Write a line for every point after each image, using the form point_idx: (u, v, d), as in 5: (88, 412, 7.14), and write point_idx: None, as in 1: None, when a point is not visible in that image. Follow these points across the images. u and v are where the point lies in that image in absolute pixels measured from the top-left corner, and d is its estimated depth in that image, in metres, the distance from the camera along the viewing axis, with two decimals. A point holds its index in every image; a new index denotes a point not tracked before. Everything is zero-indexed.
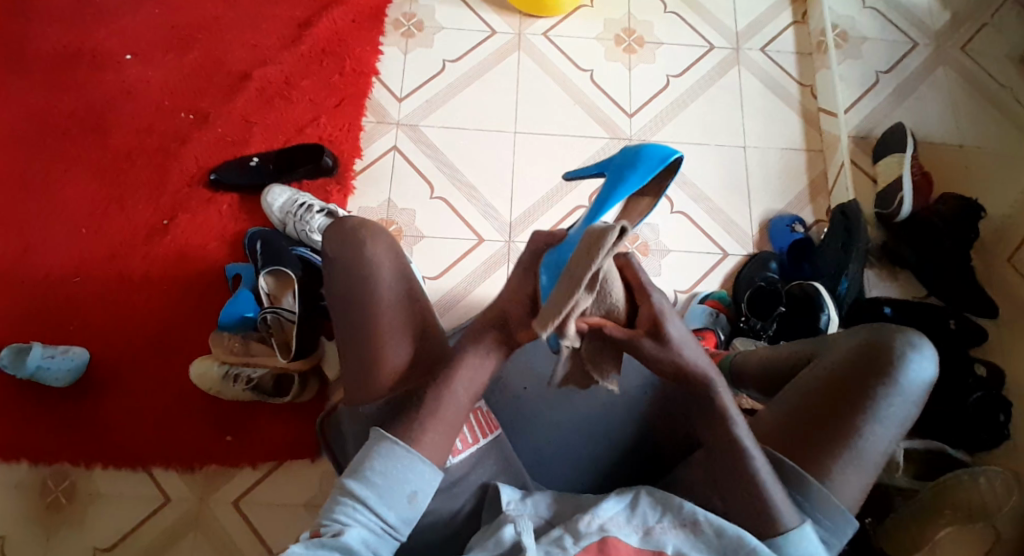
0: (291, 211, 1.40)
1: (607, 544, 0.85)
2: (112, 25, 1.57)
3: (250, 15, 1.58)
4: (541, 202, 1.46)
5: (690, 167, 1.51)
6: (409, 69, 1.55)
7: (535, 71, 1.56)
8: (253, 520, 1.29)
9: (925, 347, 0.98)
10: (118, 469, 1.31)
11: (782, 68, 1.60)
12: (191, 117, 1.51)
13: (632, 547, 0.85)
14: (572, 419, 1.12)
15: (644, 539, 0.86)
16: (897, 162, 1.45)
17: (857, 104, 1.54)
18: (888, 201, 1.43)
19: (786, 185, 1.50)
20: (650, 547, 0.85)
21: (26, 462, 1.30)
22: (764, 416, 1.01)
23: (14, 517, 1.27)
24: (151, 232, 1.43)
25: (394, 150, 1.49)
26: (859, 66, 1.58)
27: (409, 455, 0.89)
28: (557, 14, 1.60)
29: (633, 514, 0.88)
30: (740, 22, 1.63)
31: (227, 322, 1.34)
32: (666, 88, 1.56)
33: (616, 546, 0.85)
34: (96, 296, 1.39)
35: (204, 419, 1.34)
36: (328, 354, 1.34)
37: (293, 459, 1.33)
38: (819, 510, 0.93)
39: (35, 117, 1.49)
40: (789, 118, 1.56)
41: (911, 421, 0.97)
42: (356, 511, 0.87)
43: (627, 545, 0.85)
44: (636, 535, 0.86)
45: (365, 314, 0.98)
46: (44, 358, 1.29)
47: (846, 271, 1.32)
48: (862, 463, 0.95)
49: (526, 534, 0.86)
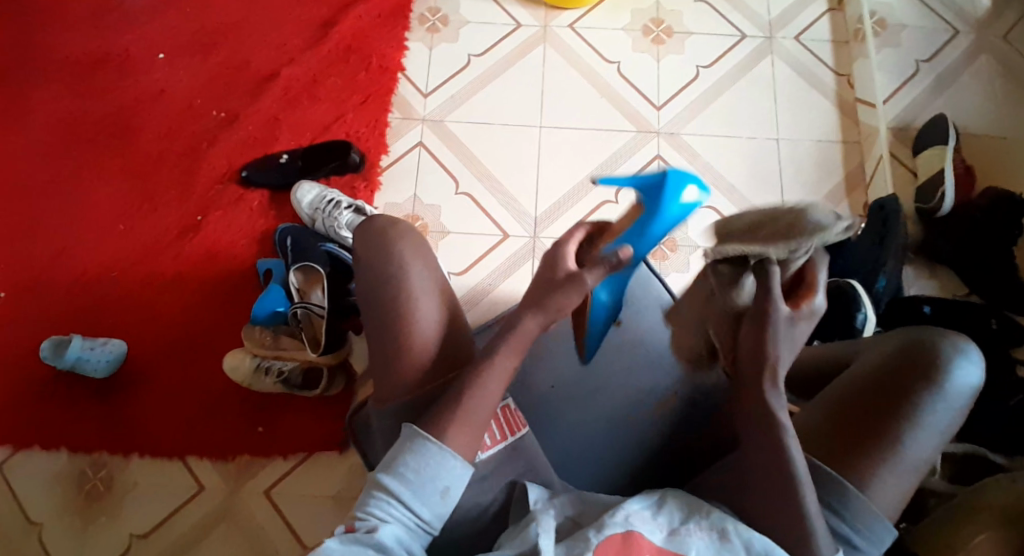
0: (320, 207, 1.41)
1: (631, 537, 0.83)
2: (145, 27, 1.60)
3: (279, 14, 1.59)
4: (566, 198, 1.44)
5: (722, 160, 1.47)
6: (434, 65, 1.55)
7: (559, 65, 1.54)
8: (284, 511, 1.32)
9: (971, 351, 0.96)
10: (153, 459, 1.35)
11: (816, 57, 1.55)
12: (222, 115, 1.53)
13: (654, 546, 0.83)
14: (596, 420, 1.12)
15: (669, 539, 0.85)
16: (938, 155, 1.39)
17: (897, 95, 1.48)
18: (928, 197, 1.38)
19: (820, 179, 1.46)
20: (672, 548, 0.83)
21: (66, 451, 1.35)
22: (800, 420, 0.99)
23: (55, 504, 1.33)
24: (185, 229, 1.46)
25: (419, 147, 1.49)
26: (897, 54, 1.52)
27: (441, 451, 0.87)
28: (583, 5, 1.58)
29: (657, 515, 0.87)
30: (772, 11, 1.58)
31: (260, 317, 1.38)
32: (694, 79, 1.53)
33: (639, 542, 0.83)
34: (132, 293, 1.43)
35: (237, 411, 1.37)
36: (357, 349, 1.38)
37: (321, 451, 1.35)
38: (858, 515, 0.90)
39: (73, 115, 1.53)
40: (823, 109, 1.51)
41: (956, 426, 0.94)
42: (390, 506, 0.86)
43: (649, 543, 0.83)
44: (660, 534, 0.85)
45: (384, 315, 0.97)
46: (83, 350, 1.34)
47: (883, 268, 1.29)
48: (903, 469, 0.92)
49: (543, 536, 0.85)
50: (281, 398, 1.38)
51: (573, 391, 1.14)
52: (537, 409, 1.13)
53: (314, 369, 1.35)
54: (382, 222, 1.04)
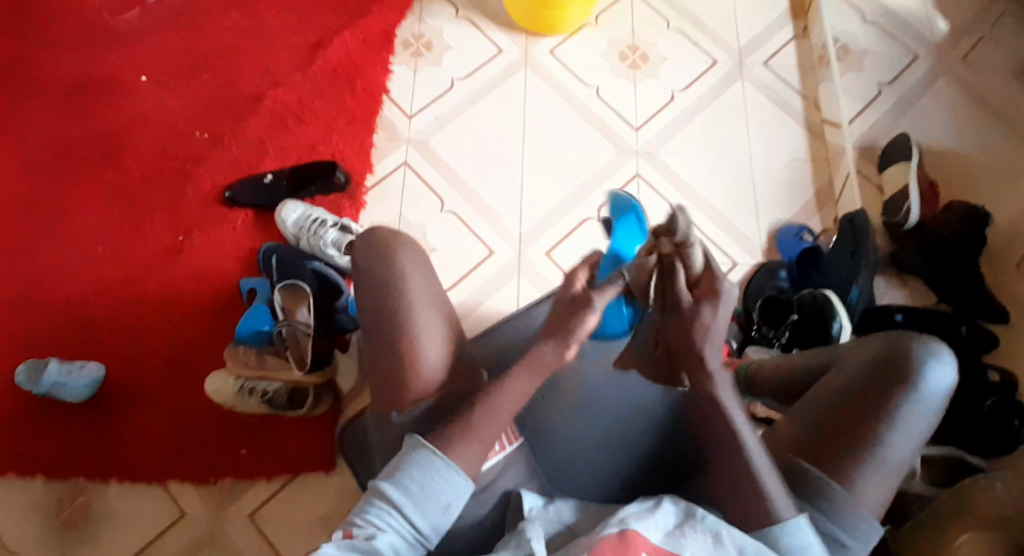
0: (306, 226, 1.42)
1: (627, 537, 0.83)
2: (127, 50, 1.61)
3: (264, 39, 1.62)
4: (549, 216, 1.48)
5: (699, 178, 1.52)
6: (419, 88, 1.58)
7: (541, 88, 1.58)
8: (269, 535, 1.30)
9: (944, 353, 0.98)
10: (132, 484, 1.31)
11: (785, 81, 1.62)
12: (207, 137, 1.54)
13: (652, 544, 0.84)
14: (591, 427, 1.11)
15: (666, 539, 0.85)
16: (902, 171, 1.45)
17: (862, 115, 1.56)
18: (895, 210, 1.43)
19: (793, 196, 1.52)
20: (670, 547, 0.84)
21: (41, 478, 1.31)
22: (782, 426, 1.02)
23: (27, 534, 1.28)
24: (166, 250, 1.45)
25: (404, 166, 1.51)
26: (862, 78, 1.60)
27: (445, 467, 0.89)
28: (562, 33, 1.63)
29: (654, 514, 0.88)
30: (742, 38, 1.66)
31: (244, 336, 1.36)
32: (670, 102, 1.58)
33: (636, 541, 0.83)
34: (112, 314, 1.41)
35: (221, 433, 1.35)
36: (342, 369, 1.36)
37: (307, 472, 1.34)
38: (848, 518, 0.93)
39: (53, 137, 1.52)
40: (793, 129, 1.58)
41: (932, 426, 0.97)
42: (390, 516, 0.87)
43: (647, 541, 0.84)
44: (658, 533, 0.86)
45: (387, 325, 0.97)
46: (62, 374, 1.31)
47: (857, 280, 1.32)
48: (884, 470, 0.95)
49: (535, 541, 0.86)
50: (266, 418, 1.36)
51: (576, 397, 1.12)
52: (535, 418, 1.11)
53: (299, 389, 1.34)
54: (382, 232, 1.03)
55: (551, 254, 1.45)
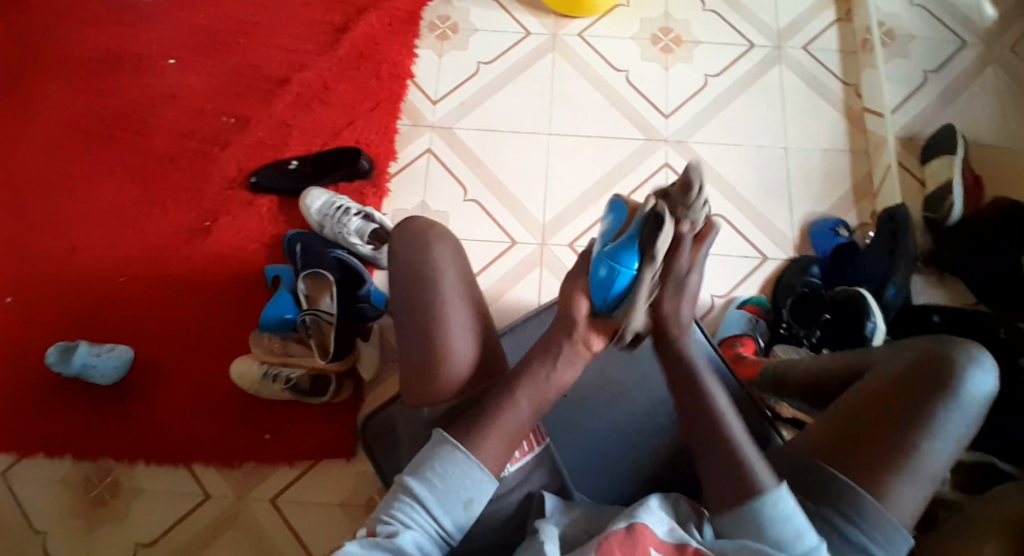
0: (329, 214, 1.41)
1: (634, 528, 0.81)
2: (154, 31, 1.60)
3: (289, 20, 1.60)
4: (575, 205, 1.45)
5: (731, 169, 1.48)
6: (444, 72, 1.55)
7: (569, 73, 1.54)
8: (291, 519, 1.31)
9: (985, 358, 0.93)
10: (158, 466, 1.34)
11: (825, 67, 1.56)
12: (232, 121, 1.53)
13: (656, 537, 0.81)
14: (610, 425, 1.09)
15: (669, 533, 0.82)
16: (946, 165, 1.39)
17: (905, 104, 1.49)
18: (938, 206, 1.38)
19: (830, 188, 1.47)
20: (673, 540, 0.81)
21: (70, 457, 1.34)
22: (810, 428, 0.97)
23: (59, 510, 1.32)
24: (192, 234, 1.46)
25: (428, 154, 1.49)
26: (906, 65, 1.52)
27: (468, 460, 0.85)
28: (592, 15, 1.58)
29: (655, 509, 0.85)
30: (781, 20, 1.59)
31: (268, 323, 1.37)
32: (703, 88, 1.53)
33: (643, 532, 0.81)
34: (139, 298, 1.42)
35: (245, 418, 1.36)
36: (364, 357, 1.36)
37: (328, 459, 1.35)
38: (877, 526, 0.88)
39: (82, 119, 1.53)
40: (832, 117, 1.52)
41: (970, 433, 0.92)
42: (414, 511, 0.84)
43: (653, 534, 0.81)
44: (662, 527, 0.83)
45: (421, 324, 0.95)
46: (90, 356, 1.33)
47: (892, 277, 1.27)
48: (918, 478, 0.89)
49: (549, 543, 0.83)
50: (288, 405, 1.37)
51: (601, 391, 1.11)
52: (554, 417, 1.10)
53: (322, 376, 1.33)
54: (419, 224, 1.01)
55: (575, 245, 1.42)
